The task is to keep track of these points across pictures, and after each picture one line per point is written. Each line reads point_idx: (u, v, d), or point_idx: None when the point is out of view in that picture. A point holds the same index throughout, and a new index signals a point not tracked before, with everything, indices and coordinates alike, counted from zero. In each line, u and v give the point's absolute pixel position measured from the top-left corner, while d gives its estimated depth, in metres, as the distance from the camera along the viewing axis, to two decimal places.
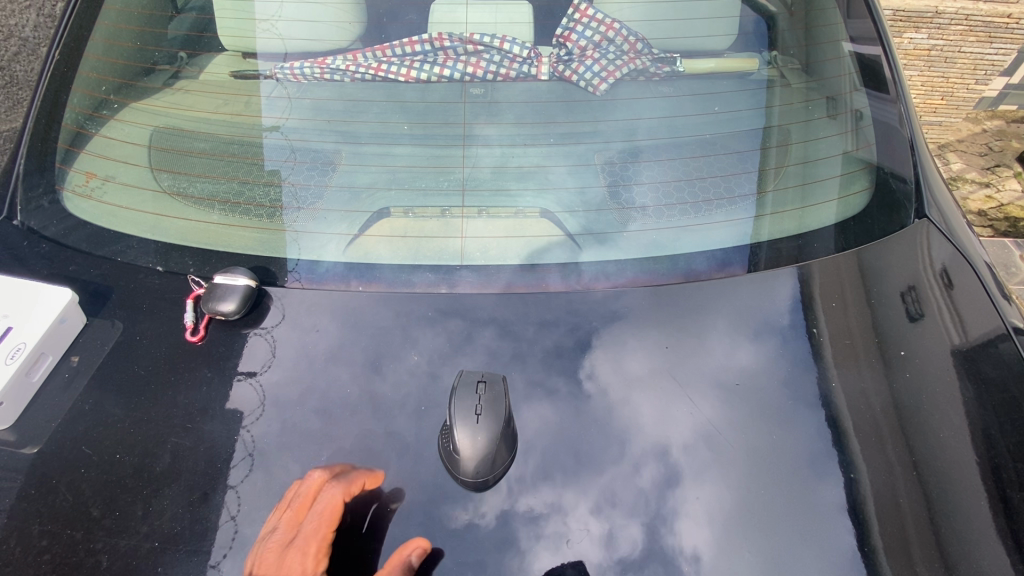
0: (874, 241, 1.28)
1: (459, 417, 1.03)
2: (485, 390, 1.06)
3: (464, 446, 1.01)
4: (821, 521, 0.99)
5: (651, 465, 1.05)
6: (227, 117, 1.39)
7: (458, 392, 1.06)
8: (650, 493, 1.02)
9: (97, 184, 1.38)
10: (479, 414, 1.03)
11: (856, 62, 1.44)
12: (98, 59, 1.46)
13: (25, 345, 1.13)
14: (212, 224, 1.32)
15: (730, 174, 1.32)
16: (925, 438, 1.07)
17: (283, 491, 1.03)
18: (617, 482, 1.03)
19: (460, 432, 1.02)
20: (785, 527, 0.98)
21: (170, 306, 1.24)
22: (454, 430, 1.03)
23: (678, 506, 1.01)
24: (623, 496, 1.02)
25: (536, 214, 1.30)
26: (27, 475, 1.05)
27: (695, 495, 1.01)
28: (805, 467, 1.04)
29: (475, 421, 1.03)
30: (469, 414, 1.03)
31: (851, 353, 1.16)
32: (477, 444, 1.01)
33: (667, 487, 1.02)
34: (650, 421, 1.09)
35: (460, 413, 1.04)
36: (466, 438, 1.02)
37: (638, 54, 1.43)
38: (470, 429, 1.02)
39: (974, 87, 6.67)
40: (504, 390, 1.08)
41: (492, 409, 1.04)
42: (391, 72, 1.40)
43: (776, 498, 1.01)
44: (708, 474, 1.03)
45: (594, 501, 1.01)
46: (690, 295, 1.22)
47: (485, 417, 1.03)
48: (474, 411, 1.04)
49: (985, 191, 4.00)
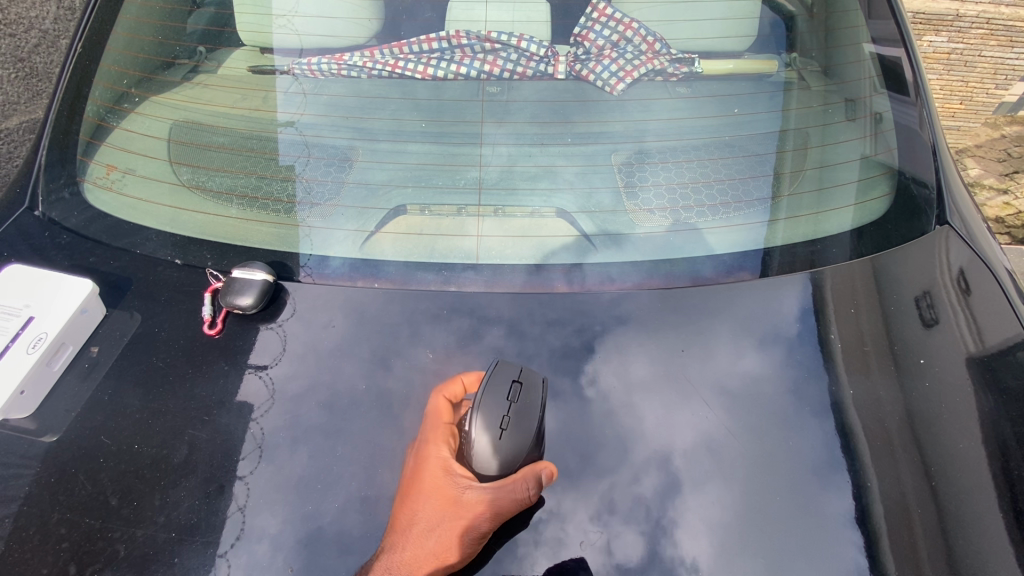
0: (891, 247, 1.26)
1: (483, 422, 1.00)
2: (518, 398, 1.02)
3: (479, 454, 1.00)
4: (826, 532, 0.99)
5: (651, 473, 1.04)
6: (246, 112, 1.40)
7: (490, 394, 1.02)
8: (650, 499, 1.02)
9: (118, 176, 1.40)
10: (504, 428, 1.00)
11: (879, 65, 1.42)
12: (120, 53, 1.48)
13: (46, 334, 1.15)
14: (230, 218, 1.33)
15: (746, 177, 1.31)
16: (938, 448, 1.06)
17: (287, 488, 1.04)
18: (617, 488, 1.03)
19: (478, 438, 1.00)
20: (788, 537, 0.98)
21: (188, 299, 1.25)
22: (476, 433, 1.00)
23: (678, 514, 1.00)
24: (621, 503, 1.02)
25: (552, 213, 1.29)
26: (47, 464, 1.06)
27: (697, 502, 1.01)
28: (810, 477, 1.03)
29: (497, 434, 1.00)
30: (493, 424, 1.00)
31: (863, 361, 1.15)
32: (490, 458, 0.99)
33: (668, 495, 1.02)
34: (654, 427, 1.09)
35: (485, 418, 1.00)
36: (485, 447, 0.99)
37: (656, 55, 1.43)
38: (487, 440, 1.00)
39: (994, 91, 6.58)
40: (538, 403, 1.02)
41: (520, 426, 1.00)
42: (407, 69, 1.41)
43: (781, 508, 1.00)
44: (709, 483, 1.03)
45: (594, 507, 1.01)
46: (702, 299, 1.22)
47: (509, 434, 0.99)
48: (499, 423, 1.00)
49: (1004, 198, 3.94)
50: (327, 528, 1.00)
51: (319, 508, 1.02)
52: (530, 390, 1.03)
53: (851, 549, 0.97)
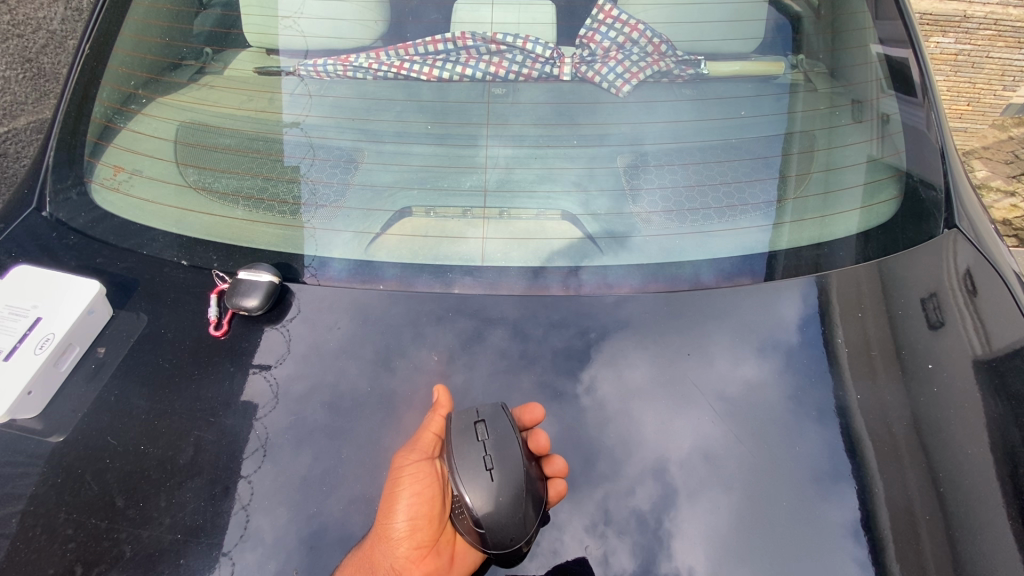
0: (899, 251, 1.25)
1: (469, 480, 0.93)
2: (487, 435, 0.97)
3: (486, 512, 0.92)
4: (826, 540, 0.98)
5: (649, 480, 1.04)
6: (252, 113, 1.41)
7: (459, 447, 0.96)
8: (646, 509, 1.01)
9: (125, 177, 1.40)
10: (491, 470, 0.94)
11: (886, 66, 1.41)
12: (128, 54, 1.49)
13: (53, 335, 1.16)
14: (236, 219, 1.34)
15: (752, 180, 1.31)
16: (945, 454, 1.05)
17: (284, 494, 1.03)
18: (613, 497, 1.03)
19: (474, 494, 0.92)
20: (788, 549, 0.97)
21: (194, 300, 1.25)
22: (469, 496, 0.93)
23: (675, 525, 1.00)
24: (617, 513, 1.01)
25: (557, 215, 1.30)
26: (53, 464, 1.07)
27: (695, 512, 1.01)
28: (809, 487, 1.02)
29: (489, 478, 0.94)
30: (479, 471, 0.94)
31: (869, 366, 1.14)
32: (500, 504, 0.92)
33: (664, 504, 1.02)
34: (654, 434, 1.09)
35: (469, 474, 0.94)
36: (486, 502, 0.92)
37: (662, 56, 1.42)
38: (485, 489, 0.93)
39: (1002, 93, 6.57)
40: (508, 427, 0.99)
41: (504, 456, 0.95)
42: (413, 71, 1.41)
43: (781, 517, 0.99)
44: (706, 493, 1.02)
45: (590, 517, 1.01)
46: (706, 302, 1.21)
47: (499, 469, 0.94)
48: (484, 466, 0.95)
49: (1011, 200, 3.92)
50: (323, 536, 1.00)
51: (317, 514, 1.02)
52: (495, 422, 0.99)
53: (850, 560, 0.97)
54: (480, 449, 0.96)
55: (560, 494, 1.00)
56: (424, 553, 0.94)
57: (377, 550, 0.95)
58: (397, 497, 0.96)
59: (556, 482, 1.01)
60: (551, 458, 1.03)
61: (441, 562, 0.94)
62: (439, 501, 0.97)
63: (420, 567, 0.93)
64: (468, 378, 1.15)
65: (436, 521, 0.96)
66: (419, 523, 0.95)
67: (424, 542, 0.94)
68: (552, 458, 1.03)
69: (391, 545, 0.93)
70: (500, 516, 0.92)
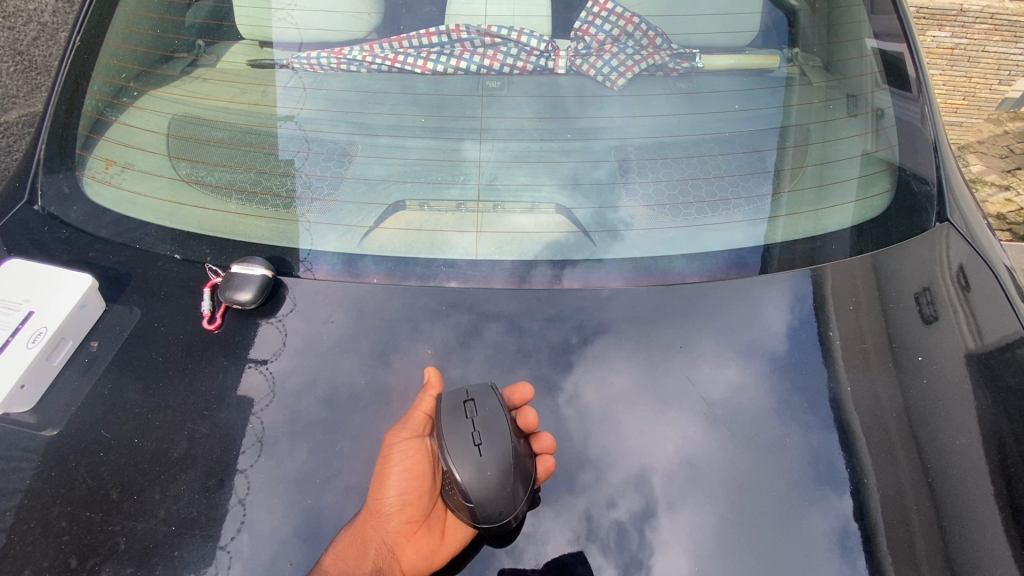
0: (892, 244, 1.26)
1: (458, 456, 0.94)
2: (475, 412, 0.98)
3: (474, 487, 0.93)
4: (809, 545, 0.98)
5: (635, 483, 1.04)
6: (246, 106, 1.40)
7: (449, 425, 0.97)
8: (631, 518, 1.01)
9: (116, 170, 1.39)
10: (480, 447, 0.95)
11: (880, 60, 1.42)
12: (119, 46, 1.47)
13: (46, 329, 1.16)
14: (229, 213, 1.33)
15: (745, 174, 1.31)
16: (937, 446, 1.06)
17: (268, 499, 1.03)
18: (596, 507, 1.02)
19: (462, 469, 0.94)
20: (770, 554, 0.97)
21: (187, 294, 1.25)
22: (460, 472, 0.94)
23: (658, 534, 0.99)
24: (600, 523, 1.00)
25: (551, 209, 1.29)
26: (46, 458, 1.07)
27: (681, 519, 1.01)
28: (794, 490, 1.02)
29: (477, 453, 0.95)
30: (467, 447, 0.95)
31: (863, 358, 1.15)
32: (489, 480, 0.93)
33: (650, 507, 1.02)
34: (640, 439, 1.08)
35: (458, 450, 0.95)
36: (475, 477, 0.93)
37: (657, 50, 1.41)
38: (473, 465, 0.94)
39: (997, 87, 6.67)
40: (497, 404, 0.99)
41: (492, 433, 0.96)
42: (407, 63, 1.40)
43: (766, 518, 1.00)
44: (693, 494, 1.03)
45: (575, 522, 1.01)
46: (698, 298, 1.22)
47: (488, 444, 0.95)
48: (472, 442, 0.95)
49: (1005, 194, 3.93)
50: (305, 542, 0.99)
51: (301, 520, 1.01)
52: (483, 400, 0.99)
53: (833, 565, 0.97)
54: (469, 426, 0.96)
55: (548, 469, 1.02)
56: (415, 527, 1.00)
57: (369, 526, 0.98)
58: (389, 472, 0.99)
59: (545, 458, 1.03)
60: (539, 435, 1.05)
61: (431, 537, 0.99)
62: (428, 478, 1.02)
63: (411, 541, 0.98)
64: (459, 378, 1.15)
65: (427, 497, 1.02)
66: (410, 499, 1.00)
67: (414, 517, 1.00)
68: (540, 434, 1.05)
69: (383, 520, 0.98)
70: (490, 491, 0.93)
